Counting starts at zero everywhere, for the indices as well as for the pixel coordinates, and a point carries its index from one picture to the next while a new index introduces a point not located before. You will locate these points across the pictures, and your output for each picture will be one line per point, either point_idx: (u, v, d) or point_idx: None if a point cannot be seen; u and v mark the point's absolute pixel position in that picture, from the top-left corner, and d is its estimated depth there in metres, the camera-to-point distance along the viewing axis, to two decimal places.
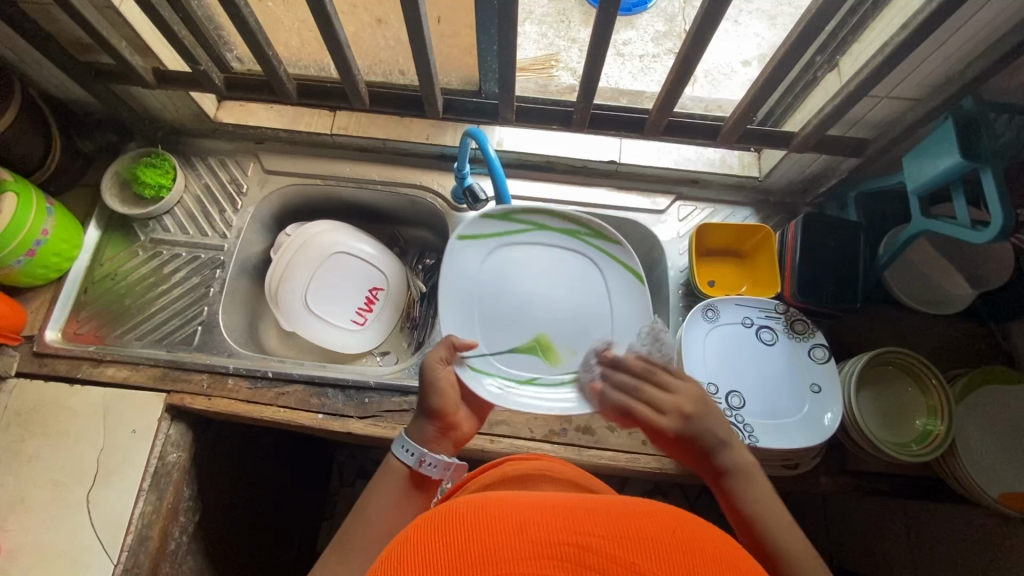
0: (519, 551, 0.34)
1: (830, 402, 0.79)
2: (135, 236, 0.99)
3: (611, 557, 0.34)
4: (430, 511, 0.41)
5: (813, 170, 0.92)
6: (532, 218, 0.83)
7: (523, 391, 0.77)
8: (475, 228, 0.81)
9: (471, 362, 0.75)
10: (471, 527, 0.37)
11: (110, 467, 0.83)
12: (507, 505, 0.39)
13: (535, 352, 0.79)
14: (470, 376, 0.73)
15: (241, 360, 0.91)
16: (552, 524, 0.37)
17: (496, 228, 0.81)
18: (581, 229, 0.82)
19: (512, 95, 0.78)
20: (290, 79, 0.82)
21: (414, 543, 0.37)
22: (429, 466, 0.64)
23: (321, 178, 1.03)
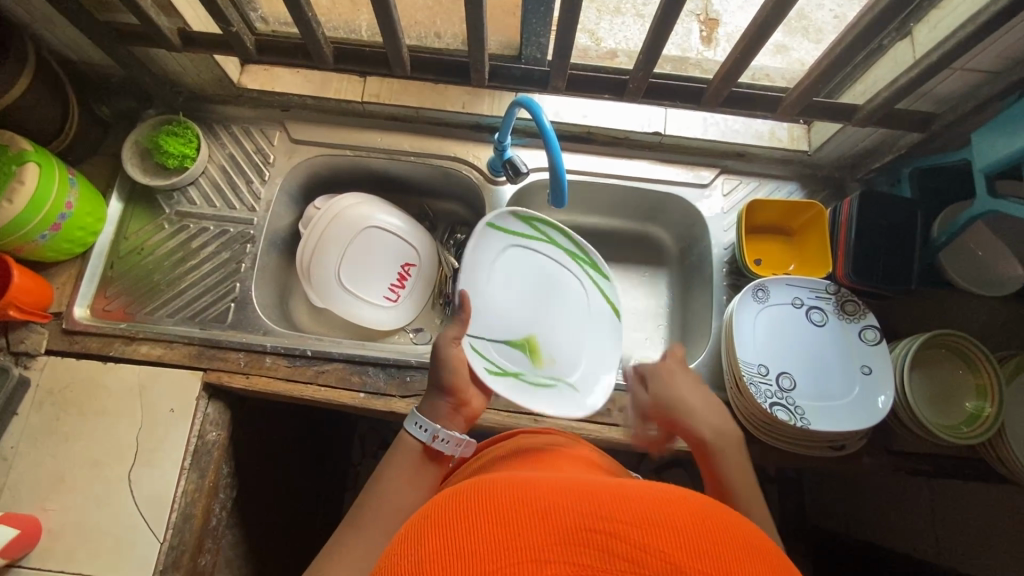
0: (543, 538, 0.33)
1: (881, 385, 0.78)
2: (159, 209, 0.95)
3: (639, 546, 0.32)
4: (450, 491, 0.40)
5: (867, 144, 0.89)
6: (548, 230, 0.92)
7: (509, 380, 0.82)
8: (504, 220, 0.88)
9: (472, 343, 0.80)
10: (493, 512, 0.35)
11: (150, 445, 0.82)
12: (531, 486, 0.38)
13: (523, 348, 0.86)
14: (472, 355, 0.78)
15: (278, 338, 0.89)
16: (578, 508, 0.35)
17: (521, 228, 0.90)
18: (582, 255, 0.94)
19: (566, 63, 0.73)
20: (327, 43, 0.76)
21: (433, 527, 0.36)
22: (443, 443, 0.64)
23: (351, 148, 0.98)
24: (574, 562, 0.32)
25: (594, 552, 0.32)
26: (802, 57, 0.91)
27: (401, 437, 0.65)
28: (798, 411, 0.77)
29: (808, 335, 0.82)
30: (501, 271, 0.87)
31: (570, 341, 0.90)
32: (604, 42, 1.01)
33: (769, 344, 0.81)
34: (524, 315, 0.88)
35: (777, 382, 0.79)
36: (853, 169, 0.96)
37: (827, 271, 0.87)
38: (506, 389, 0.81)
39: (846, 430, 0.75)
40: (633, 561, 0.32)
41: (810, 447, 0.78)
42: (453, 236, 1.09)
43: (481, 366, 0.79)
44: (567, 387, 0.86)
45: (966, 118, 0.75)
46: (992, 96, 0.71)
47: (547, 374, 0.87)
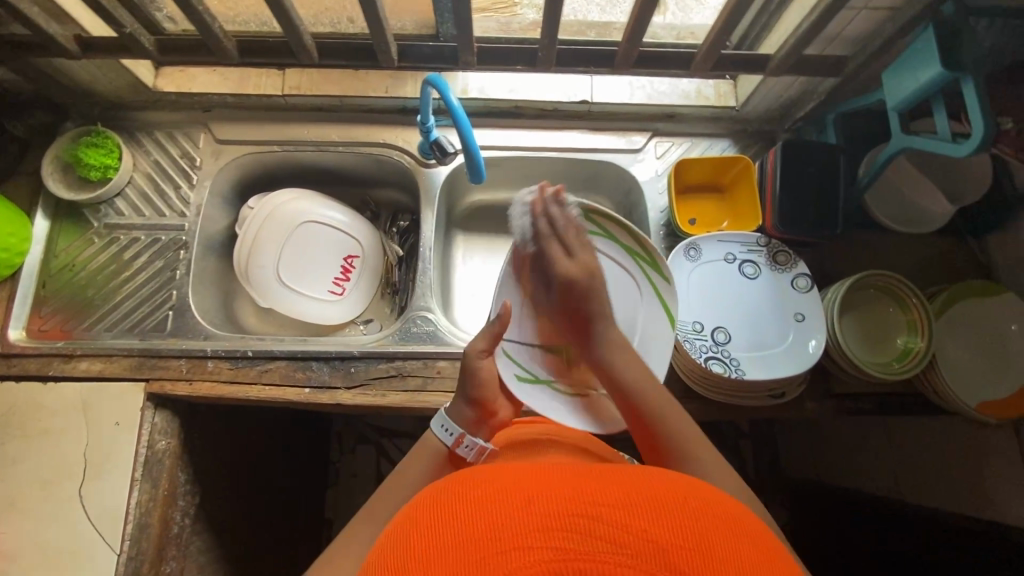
0: (527, 525, 0.36)
1: (814, 330, 0.79)
2: (88, 223, 0.94)
3: (622, 527, 0.35)
4: (434, 492, 0.43)
5: (790, 94, 0.90)
6: (603, 223, 0.81)
7: (541, 389, 0.78)
8: (555, 214, 0.80)
9: (505, 348, 0.77)
10: (481, 505, 0.38)
11: (98, 460, 0.81)
12: (515, 478, 0.41)
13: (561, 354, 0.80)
14: (502, 361, 0.76)
15: (219, 341, 0.88)
16: (572, 497, 0.38)
17: (572, 222, 0.81)
18: (642, 253, 0.80)
19: (471, 36, 0.72)
20: (227, 37, 0.74)
21: (423, 529, 0.39)
22: (469, 449, 0.66)
23: (279, 144, 0.97)
24: (558, 546, 0.34)
25: (577, 535, 0.35)
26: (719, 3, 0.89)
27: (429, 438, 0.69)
28: (734, 362, 0.78)
29: (743, 288, 0.83)
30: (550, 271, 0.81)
31: None
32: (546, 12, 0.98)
33: (704, 300, 0.82)
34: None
35: (712, 336, 0.80)
36: (782, 120, 0.96)
37: (758, 224, 0.87)
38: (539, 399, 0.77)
39: (781, 377, 0.76)
40: (612, 542, 0.34)
41: (750, 398, 0.79)
42: (396, 224, 1.08)
43: (510, 372, 0.76)
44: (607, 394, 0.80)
45: (874, 58, 0.75)
46: (895, 33, 0.71)
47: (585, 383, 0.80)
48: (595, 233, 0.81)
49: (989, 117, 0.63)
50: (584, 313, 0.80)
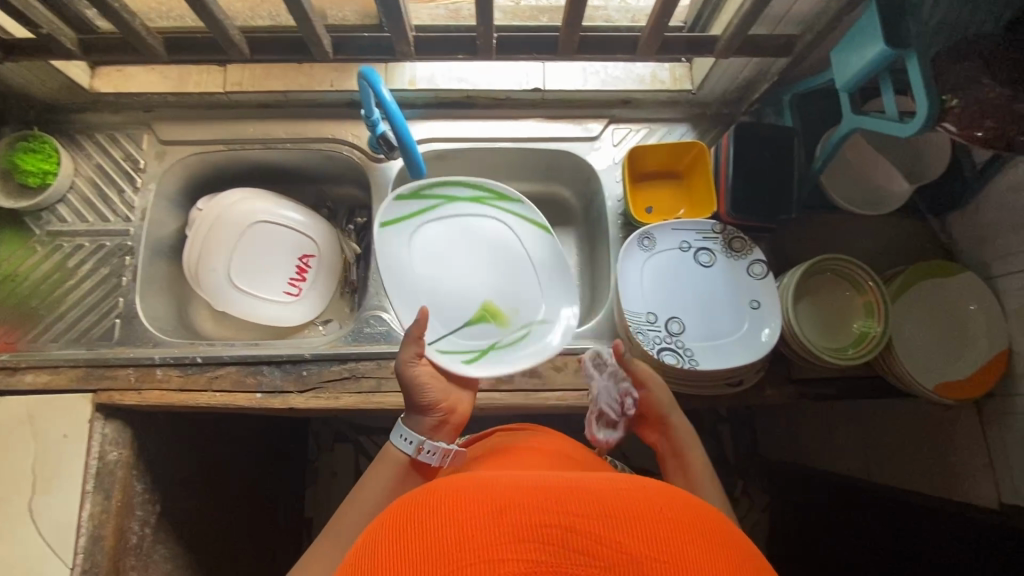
0: (498, 535, 0.34)
1: (768, 318, 0.78)
2: (30, 231, 0.91)
3: (596, 538, 0.34)
4: (406, 496, 0.41)
5: (745, 76, 0.87)
6: (437, 191, 0.85)
7: (489, 357, 0.79)
8: (394, 212, 0.82)
9: (438, 347, 0.76)
10: (452, 512, 0.37)
11: (47, 474, 0.80)
12: (489, 485, 0.39)
13: (485, 319, 0.82)
14: (440, 357, 0.75)
15: (167, 349, 0.86)
16: (546, 504, 0.36)
17: (410, 207, 0.83)
18: (485, 194, 0.87)
19: (403, 25, 0.69)
20: (151, 34, 0.71)
21: (393, 535, 0.37)
22: (430, 454, 0.65)
23: (225, 143, 0.94)
24: (530, 559, 0.33)
25: (548, 547, 0.34)
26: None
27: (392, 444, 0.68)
28: (687, 352, 0.76)
29: (697, 277, 0.81)
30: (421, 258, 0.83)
31: (495, 286, 0.84)
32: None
33: (658, 290, 0.81)
34: (456, 291, 0.83)
35: (666, 327, 0.78)
36: (739, 103, 0.94)
37: (712, 211, 0.86)
38: (493, 366, 0.79)
39: (734, 366, 0.75)
40: (586, 553, 0.33)
41: (705, 387, 0.78)
42: (352, 221, 1.05)
43: (456, 361, 0.76)
44: (537, 322, 0.83)
45: (823, 36, 0.73)
46: (840, 10, 0.68)
47: (517, 327, 0.82)
48: (436, 204, 0.85)
49: (933, 95, 0.61)
50: (479, 282, 0.84)
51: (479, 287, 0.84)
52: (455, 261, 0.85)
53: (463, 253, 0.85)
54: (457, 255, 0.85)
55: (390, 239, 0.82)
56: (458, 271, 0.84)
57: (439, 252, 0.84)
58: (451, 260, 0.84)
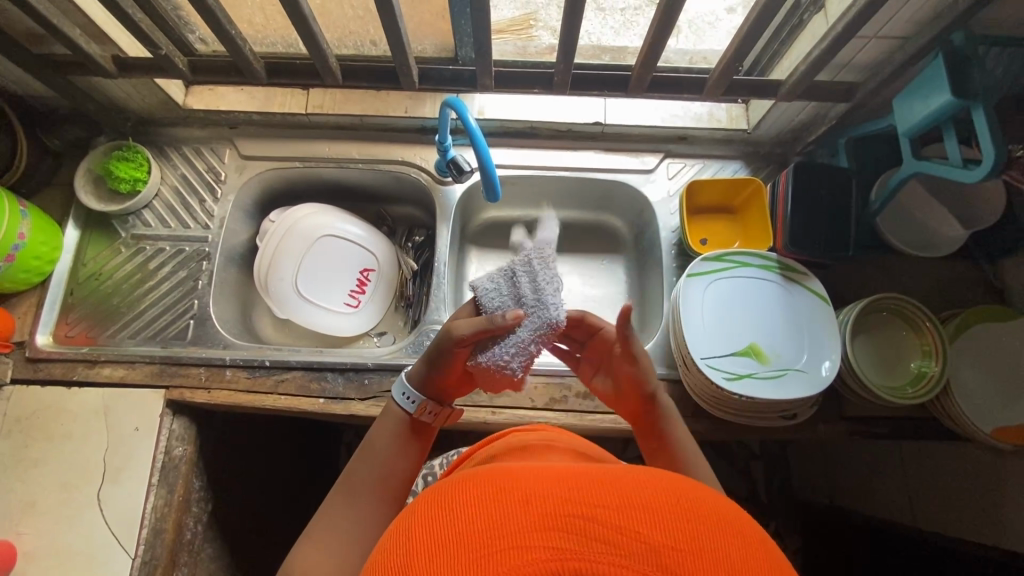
0: (525, 523, 0.32)
1: (827, 350, 0.79)
2: (115, 233, 0.97)
3: (617, 528, 0.31)
4: (434, 491, 0.39)
5: (800, 119, 0.91)
6: (736, 255, 0.84)
7: (752, 388, 0.76)
8: (700, 267, 0.84)
9: (710, 363, 0.78)
10: (474, 500, 0.35)
11: (117, 465, 0.83)
12: (517, 474, 0.37)
13: (750, 355, 0.79)
14: (712, 372, 0.77)
15: (238, 351, 0.90)
16: (564, 493, 0.33)
17: (709, 265, 0.84)
18: (776, 264, 0.84)
19: (489, 61, 0.75)
20: (256, 58, 0.78)
21: (425, 533, 0.34)
22: (428, 415, 0.64)
23: (300, 159, 1.00)
24: (556, 547, 0.31)
25: (572, 535, 0.31)
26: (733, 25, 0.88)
27: (388, 409, 0.65)
28: (747, 382, 0.77)
29: (757, 307, 0.83)
30: (711, 309, 0.82)
31: (788, 337, 0.80)
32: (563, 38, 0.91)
33: (720, 317, 0.82)
34: (730, 332, 0.81)
35: (727, 358, 0.79)
36: (793, 143, 0.98)
37: (769, 244, 0.88)
38: (751, 394, 0.76)
39: (794, 397, 0.76)
40: (609, 542, 0.31)
41: (762, 417, 0.80)
42: (411, 239, 1.10)
43: (720, 377, 0.77)
44: (799, 371, 0.78)
45: (885, 84, 0.76)
46: (905, 60, 0.72)
47: (775, 368, 0.79)
48: (731, 264, 0.84)
49: (1000, 147, 0.64)
50: (758, 329, 0.81)
51: (759, 331, 0.81)
52: (736, 297, 0.83)
53: (743, 306, 0.83)
54: (737, 309, 0.83)
55: (693, 289, 0.82)
56: (734, 320, 0.82)
57: (727, 304, 0.83)
58: (730, 310, 0.82)
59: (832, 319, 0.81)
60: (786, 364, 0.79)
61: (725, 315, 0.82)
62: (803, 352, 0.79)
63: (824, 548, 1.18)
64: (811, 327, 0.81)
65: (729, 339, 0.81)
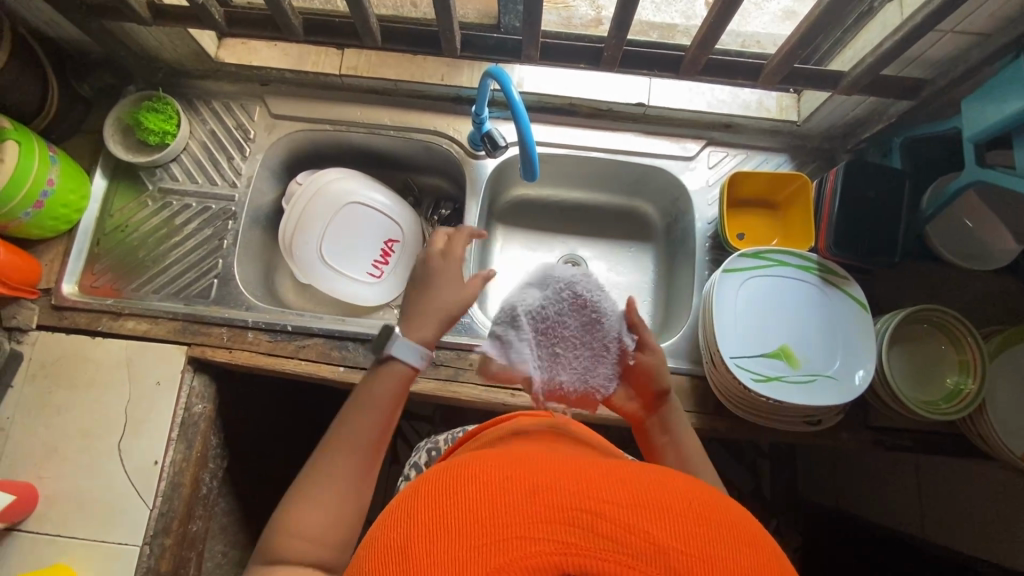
0: (532, 514, 0.34)
1: (861, 360, 0.76)
2: (143, 186, 0.96)
3: (622, 525, 0.33)
4: (438, 472, 0.40)
5: (856, 114, 0.87)
6: (774, 254, 0.81)
7: (780, 392, 0.75)
8: (737, 264, 0.81)
9: (737, 362, 0.76)
10: (479, 486, 0.36)
11: (137, 417, 0.84)
12: (525, 465, 0.38)
13: (778, 357, 0.78)
14: (739, 371, 0.75)
15: (260, 313, 0.90)
16: (572, 489, 0.35)
17: (745, 262, 0.81)
18: (814, 266, 0.81)
19: (537, 31, 0.72)
20: (295, 14, 0.75)
21: (432, 510, 0.36)
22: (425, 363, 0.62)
23: (330, 123, 0.98)
24: (561, 540, 0.33)
25: (579, 529, 0.33)
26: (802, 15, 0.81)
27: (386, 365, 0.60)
28: (775, 385, 0.75)
29: (791, 309, 0.80)
30: (743, 307, 0.80)
31: (820, 342, 0.78)
32: (608, 11, 0.87)
33: (751, 316, 0.80)
34: (761, 332, 0.79)
35: (756, 360, 0.77)
36: (843, 140, 0.93)
37: (810, 244, 0.85)
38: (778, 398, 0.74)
39: (822, 404, 0.74)
40: (615, 539, 0.33)
41: (785, 421, 0.78)
42: (438, 213, 1.07)
43: (747, 377, 0.75)
44: (829, 378, 0.76)
45: (955, 84, 0.72)
46: (982, 60, 0.68)
47: (804, 373, 0.77)
48: (768, 263, 0.81)
49: None
50: (789, 331, 0.79)
51: (791, 334, 0.79)
52: (771, 296, 0.80)
53: (775, 307, 0.80)
54: (768, 309, 0.80)
55: (726, 286, 0.80)
56: (765, 321, 0.79)
57: (759, 304, 0.80)
58: (762, 310, 0.80)
59: (869, 326, 0.78)
60: (815, 369, 0.77)
61: (757, 315, 0.80)
62: (835, 358, 0.77)
63: (825, 550, 1.18)
64: (847, 333, 0.78)
65: (758, 339, 0.78)
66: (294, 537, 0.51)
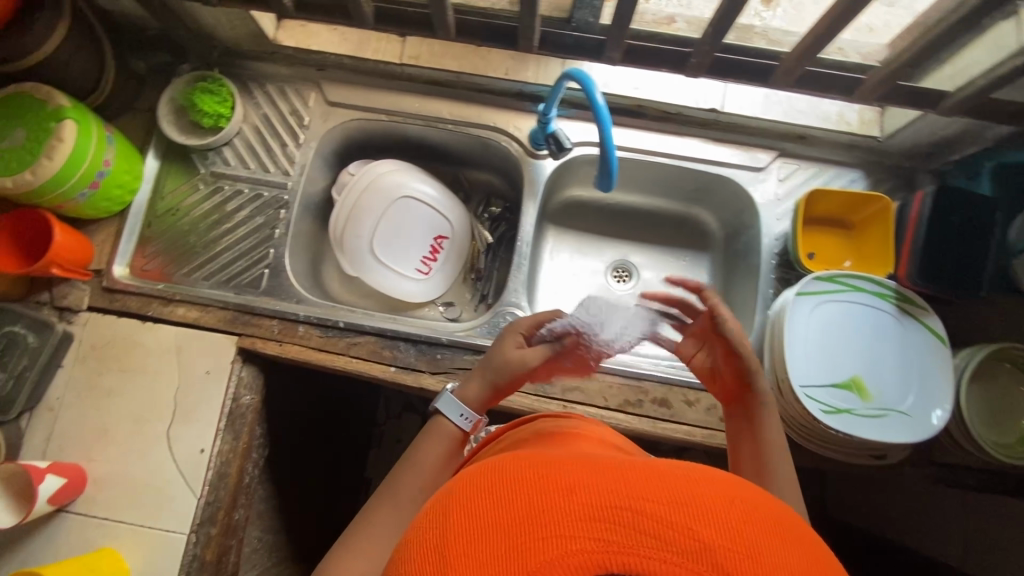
0: (569, 512, 0.31)
1: (937, 398, 0.73)
2: (195, 169, 0.94)
3: (667, 522, 0.30)
4: (471, 471, 0.38)
5: (945, 134, 0.82)
6: (850, 279, 0.77)
7: (849, 426, 0.72)
8: (812, 287, 0.77)
9: (806, 392, 0.73)
10: (511, 486, 0.34)
11: (186, 406, 0.84)
12: (561, 461, 0.36)
13: (849, 388, 0.75)
14: (807, 400, 0.72)
15: (311, 307, 0.88)
16: (611, 484, 0.33)
17: (819, 285, 0.77)
18: (891, 294, 0.77)
19: (625, 32, 0.68)
20: (367, 2, 0.72)
21: (464, 513, 0.34)
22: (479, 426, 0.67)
23: (387, 113, 0.95)
24: (602, 538, 0.30)
25: (620, 527, 0.30)
26: (875, 24, 0.71)
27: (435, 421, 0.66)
28: (844, 418, 0.73)
29: (864, 337, 0.77)
30: (813, 333, 0.77)
31: (893, 375, 0.75)
32: None
33: (821, 343, 0.77)
34: (831, 361, 0.76)
35: (825, 390, 0.74)
36: (925, 159, 0.88)
37: (888, 271, 0.82)
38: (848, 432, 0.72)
39: (895, 442, 0.71)
40: (660, 538, 0.30)
41: (850, 454, 0.76)
42: (487, 210, 1.05)
43: (816, 408, 0.73)
44: (902, 415, 0.73)
45: None
46: None
47: (876, 407, 0.74)
48: (843, 289, 0.77)
49: None
50: (860, 361, 0.76)
51: (862, 364, 0.76)
52: (844, 322, 0.77)
53: (846, 335, 0.77)
54: (839, 337, 0.77)
55: (798, 311, 0.77)
56: (835, 348, 0.77)
57: (830, 331, 0.77)
58: (832, 337, 0.77)
59: (947, 362, 0.75)
60: (888, 404, 0.74)
61: (827, 342, 0.77)
62: (909, 394, 0.74)
63: None
64: (922, 368, 0.75)
65: (828, 368, 0.76)
66: None
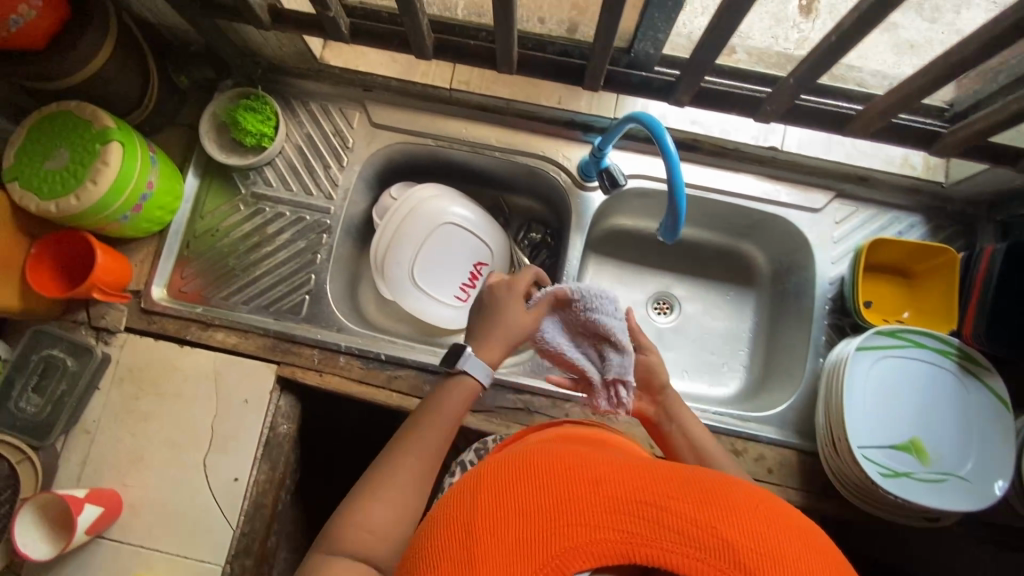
0: (596, 505, 0.34)
1: (998, 467, 0.71)
2: (235, 188, 0.92)
3: (690, 520, 0.33)
4: (499, 461, 0.41)
5: (1015, 186, 0.79)
6: (911, 335, 0.75)
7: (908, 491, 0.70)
8: (872, 342, 0.75)
9: (864, 453, 0.71)
10: (538, 476, 0.37)
11: (223, 434, 0.82)
12: (587, 461, 0.39)
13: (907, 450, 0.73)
14: (865, 463, 0.70)
15: (352, 337, 0.87)
16: (635, 483, 0.36)
17: (879, 340, 0.75)
18: (954, 353, 0.75)
19: (699, 76, 0.66)
20: (429, 33, 0.69)
21: (492, 494, 0.37)
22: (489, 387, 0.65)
23: (433, 138, 0.92)
24: (626, 529, 0.33)
25: (642, 521, 0.33)
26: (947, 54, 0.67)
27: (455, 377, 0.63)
28: (902, 482, 0.71)
29: (923, 396, 0.75)
30: (870, 390, 0.74)
31: (952, 437, 0.73)
32: None
33: (880, 401, 0.74)
34: (889, 420, 0.74)
35: (882, 452, 0.72)
36: (989, 208, 0.85)
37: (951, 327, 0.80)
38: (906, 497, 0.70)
39: (955, 509, 0.69)
40: (684, 534, 0.33)
41: (904, 516, 0.74)
42: (528, 235, 1.03)
43: (875, 471, 0.70)
44: (961, 480, 0.71)
45: None
46: None
47: (935, 471, 0.72)
48: (903, 345, 0.75)
49: None
50: (917, 422, 0.74)
51: (920, 425, 0.74)
52: (903, 380, 0.75)
53: (904, 392, 0.75)
54: (897, 394, 0.75)
55: (857, 367, 0.74)
56: (893, 407, 0.74)
57: (888, 388, 0.75)
58: (890, 395, 0.75)
59: (1009, 429, 0.72)
60: (946, 468, 0.72)
61: (885, 400, 0.75)
62: (969, 459, 0.72)
63: None
64: (983, 432, 0.73)
65: (885, 427, 0.74)
66: (359, 532, 0.51)
